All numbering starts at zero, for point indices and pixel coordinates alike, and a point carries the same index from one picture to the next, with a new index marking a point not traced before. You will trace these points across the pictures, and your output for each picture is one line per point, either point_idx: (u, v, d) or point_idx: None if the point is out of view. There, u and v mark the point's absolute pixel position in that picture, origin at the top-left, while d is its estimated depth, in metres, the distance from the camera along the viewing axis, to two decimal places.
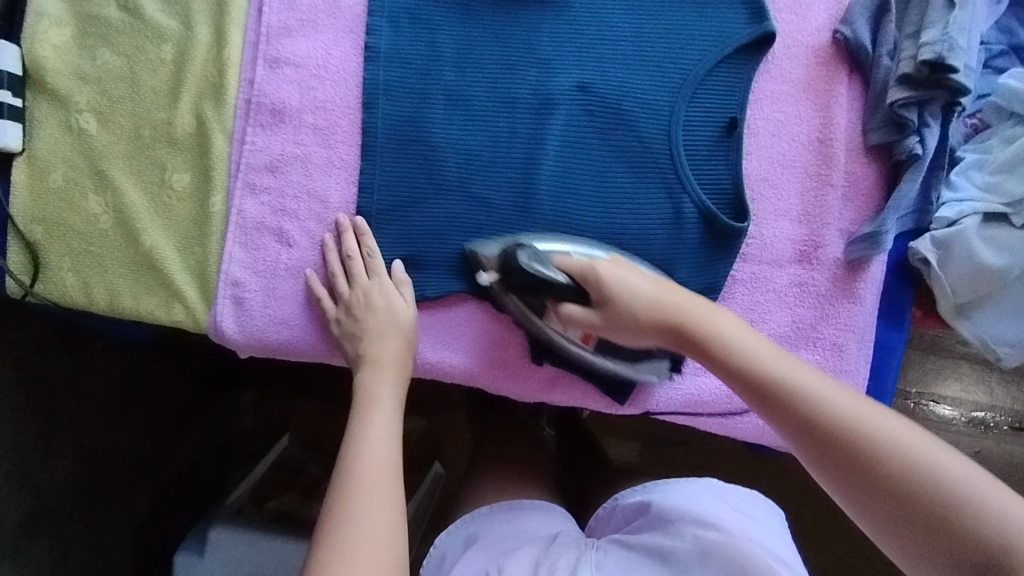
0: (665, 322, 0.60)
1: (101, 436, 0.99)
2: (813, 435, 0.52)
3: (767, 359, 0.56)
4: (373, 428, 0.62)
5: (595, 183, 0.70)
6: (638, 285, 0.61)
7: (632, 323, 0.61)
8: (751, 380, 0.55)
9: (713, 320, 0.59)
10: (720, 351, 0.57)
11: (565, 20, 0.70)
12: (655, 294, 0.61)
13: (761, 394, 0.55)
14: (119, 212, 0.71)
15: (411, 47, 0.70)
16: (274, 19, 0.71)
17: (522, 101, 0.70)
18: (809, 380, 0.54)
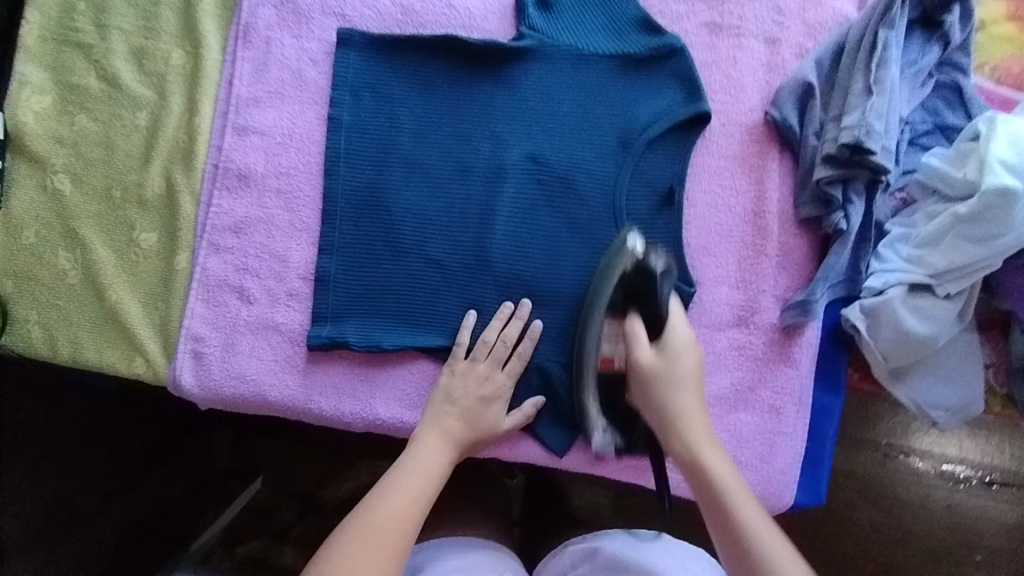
0: (666, 425, 0.65)
1: (72, 469, 1.04)
2: (733, 556, 0.56)
3: (732, 484, 0.60)
4: (409, 471, 0.61)
5: (544, 247, 0.73)
6: (678, 376, 0.66)
7: (648, 403, 0.66)
8: (714, 499, 0.59)
9: (708, 444, 0.63)
10: (696, 469, 0.62)
11: (516, 95, 0.74)
12: (676, 397, 0.65)
13: (712, 506, 0.59)
14: (88, 269, 0.74)
15: (370, 119, 0.74)
16: (244, 91, 0.75)
17: (475, 170, 0.74)
18: (763, 521, 0.57)
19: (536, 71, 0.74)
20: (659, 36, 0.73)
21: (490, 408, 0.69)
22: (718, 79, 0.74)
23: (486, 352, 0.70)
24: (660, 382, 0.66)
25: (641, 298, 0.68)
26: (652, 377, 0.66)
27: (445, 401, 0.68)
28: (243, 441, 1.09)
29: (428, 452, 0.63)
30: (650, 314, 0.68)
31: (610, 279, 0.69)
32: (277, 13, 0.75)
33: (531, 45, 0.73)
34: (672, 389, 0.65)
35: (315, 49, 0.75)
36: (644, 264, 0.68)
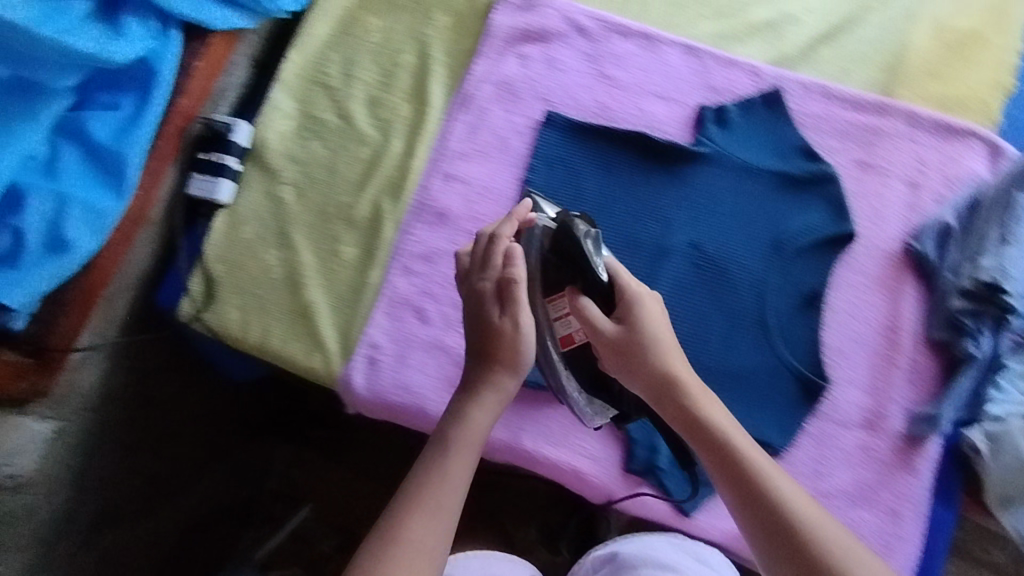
0: (661, 389, 0.64)
1: (170, 450, 0.96)
2: (751, 504, 0.59)
3: (736, 434, 0.62)
4: (445, 483, 0.58)
5: (695, 325, 0.82)
6: (654, 336, 0.65)
7: (631, 371, 0.65)
8: (720, 451, 0.61)
9: (703, 396, 0.64)
10: (702, 431, 0.62)
11: (687, 190, 0.85)
12: (671, 358, 0.65)
13: (722, 458, 0.61)
14: (292, 269, 0.85)
15: (560, 188, 0.86)
16: (457, 145, 0.87)
17: (643, 248, 0.84)
18: (774, 470, 0.60)
19: (707, 174, 0.85)
20: (816, 163, 0.85)
21: (490, 326, 0.63)
22: (865, 208, 0.84)
23: (475, 263, 0.67)
24: (645, 344, 0.65)
25: (576, 268, 0.67)
26: (626, 349, 0.65)
27: (477, 356, 0.64)
28: (300, 460, 1.12)
29: (465, 450, 0.60)
30: (592, 283, 0.67)
31: (536, 250, 0.70)
32: (495, 90, 0.89)
33: (706, 152, 0.85)
34: (663, 348, 0.65)
35: (522, 123, 0.88)
36: (567, 232, 0.67)
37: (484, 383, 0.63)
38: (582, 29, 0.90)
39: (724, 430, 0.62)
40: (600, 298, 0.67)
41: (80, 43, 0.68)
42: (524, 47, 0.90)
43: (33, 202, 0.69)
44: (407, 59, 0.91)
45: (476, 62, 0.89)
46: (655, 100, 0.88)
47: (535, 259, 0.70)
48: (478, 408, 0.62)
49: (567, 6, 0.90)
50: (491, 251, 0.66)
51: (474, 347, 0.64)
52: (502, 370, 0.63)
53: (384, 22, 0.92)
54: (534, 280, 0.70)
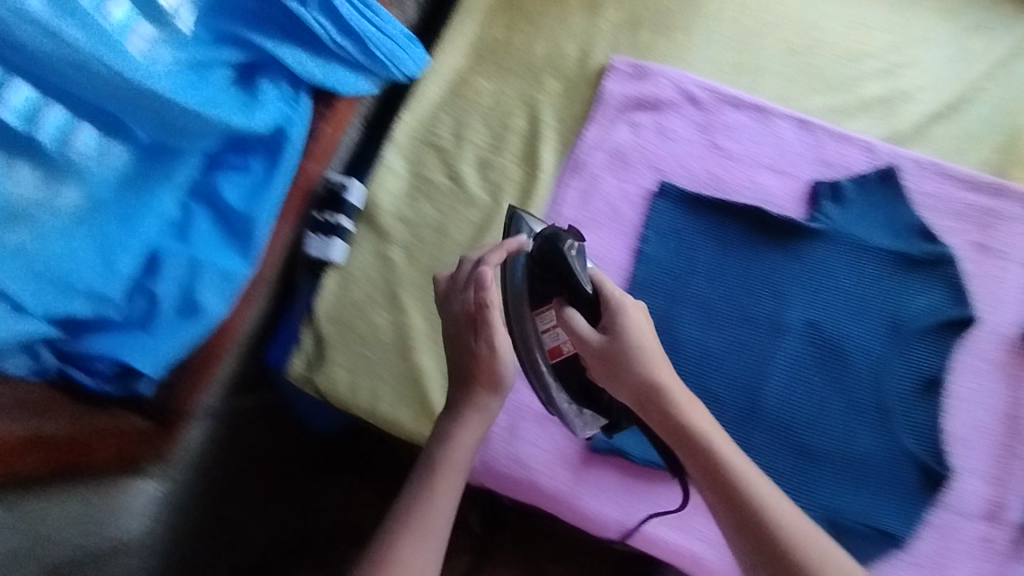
0: (646, 398, 0.63)
1: (228, 497, 0.87)
2: (742, 523, 0.58)
3: (727, 450, 0.61)
4: (431, 510, 0.61)
5: (811, 405, 0.81)
6: (638, 344, 0.64)
7: (616, 378, 0.65)
8: (709, 467, 0.61)
9: (688, 406, 0.63)
10: (689, 441, 0.62)
11: (803, 267, 0.84)
12: (657, 364, 0.64)
13: (712, 473, 0.61)
14: (401, 332, 0.84)
15: (673, 260, 0.85)
16: (568, 212, 0.87)
17: (758, 325, 0.83)
18: (759, 481, 0.60)
19: (822, 251, 0.85)
20: (934, 244, 0.84)
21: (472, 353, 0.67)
22: (983, 291, 0.83)
23: (456, 286, 0.69)
24: (632, 354, 0.64)
25: (557, 282, 0.67)
26: (609, 357, 0.64)
27: (460, 378, 0.68)
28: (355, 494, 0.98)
29: (451, 474, 0.63)
30: (578, 296, 0.66)
31: (521, 267, 0.72)
32: (607, 158, 0.89)
33: (822, 229, 0.85)
34: (649, 356, 0.63)
35: (634, 192, 0.88)
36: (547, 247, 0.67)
37: (466, 405, 0.66)
38: (695, 98, 0.89)
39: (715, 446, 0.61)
40: (585, 310, 0.66)
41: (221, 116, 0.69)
42: (636, 115, 0.90)
43: (168, 269, 0.70)
44: (518, 123, 0.91)
45: (588, 129, 0.89)
46: (768, 172, 0.88)
47: (519, 279, 0.71)
48: (462, 430, 0.65)
49: (680, 76, 0.90)
50: (472, 274, 0.68)
51: (461, 370, 0.68)
52: (484, 392, 0.66)
53: (494, 85, 0.92)
54: (521, 299, 0.71)
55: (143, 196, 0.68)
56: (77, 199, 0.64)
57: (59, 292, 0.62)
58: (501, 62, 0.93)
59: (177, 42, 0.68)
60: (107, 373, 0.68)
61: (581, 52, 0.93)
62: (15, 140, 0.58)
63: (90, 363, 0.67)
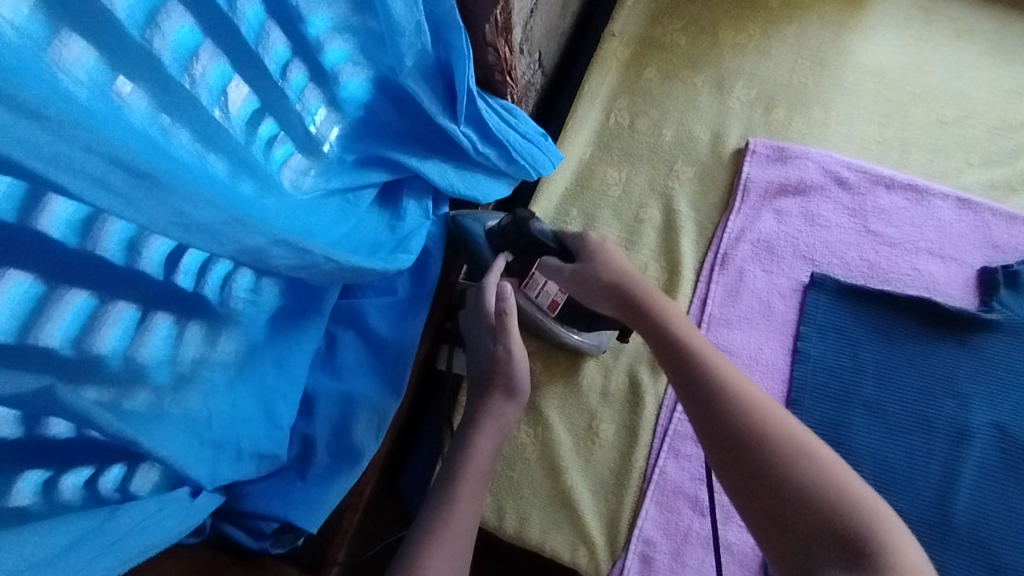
0: (619, 298, 0.65)
1: None
2: (698, 396, 0.56)
3: (693, 336, 0.61)
4: (457, 509, 0.56)
5: (1008, 518, 0.72)
6: (606, 257, 0.67)
7: (594, 294, 0.67)
8: (674, 351, 0.60)
9: (657, 297, 0.64)
10: (663, 338, 0.61)
11: (983, 363, 0.77)
12: (634, 274, 0.66)
13: (673, 354, 0.60)
14: (546, 447, 0.78)
15: (837, 359, 0.79)
16: (717, 310, 0.81)
17: (939, 428, 0.76)
18: (730, 371, 0.57)
19: (1003, 345, 0.78)
20: None
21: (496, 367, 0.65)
22: None
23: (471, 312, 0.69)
24: (602, 267, 0.66)
25: (533, 250, 0.72)
26: (586, 282, 0.67)
27: (478, 387, 0.66)
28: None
29: (473, 482, 0.58)
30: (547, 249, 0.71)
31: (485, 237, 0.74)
32: (753, 249, 0.83)
33: (1000, 319, 0.78)
34: (613, 262, 0.67)
35: (785, 284, 0.82)
36: (518, 224, 0.72)
37: (483, 413, 0.63)
38: (842, 180, 0.85)
39: (679, 331, 0.61)
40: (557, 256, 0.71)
41: (397, 265, 0.66)
42: (781, 201, 0.85)
43: (323, 414, 0.65)
44: (652, 214, 0.86)
45: (730, 218, 0.84)
46: (928, 257, 0.82)
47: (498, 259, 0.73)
48: (480, 436, 0.62)
49: (825, 157, 0.86)
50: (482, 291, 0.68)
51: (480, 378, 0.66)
52: (501, 399, 0.64)
53: (623, 174, 0.88)
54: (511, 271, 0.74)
55: (294, 335, 0.63)
56: (234, 347, 0.57)
57: (229, 456, 0.57)
58: (628, 149, 0.89)
59: (324, 170, 0.64)
60: (269, 532, 0.62)
61: (713, 135, 0.89)
62: (192, 304, 0.52)
63: (254, 522, 0.61)
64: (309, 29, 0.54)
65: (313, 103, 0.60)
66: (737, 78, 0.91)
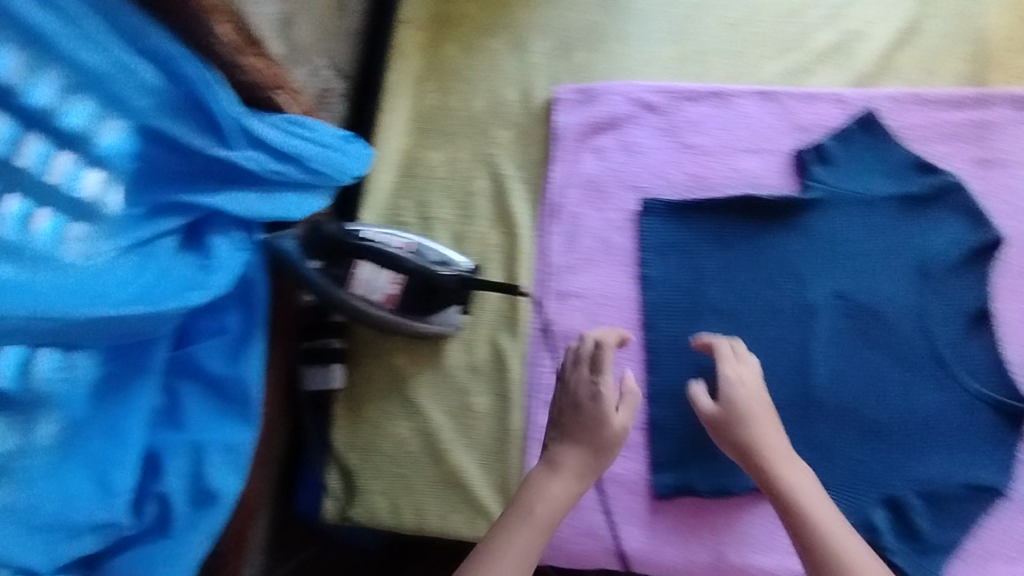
0: (746, 452, 0.68)
1: None
2: (811, 550, 0.62)
3: (804, 486, 0.65)
4: (511, 547, 0.63)
5: (865, 378, 0.77)
6: (744, 407, 0.69)
7: (726, 440, 0.69)
8: (788, 504, 0.64)
9: (781, 450, 0.67)
10: (778, 493, 0.65)
11: (814, 242, 0.80)
12: (767, 448, 0.67)
13: (787, 507, 0.65)
14: (426, 435, 0.80)
15: (681, 274, 0.81)
16: (560, 259, 0.83)
17: (786, 312, 0.79)
18: (863, 557, 0.61)
19: (828, 218, 0.81)
20: (935, 175, 0.81)
21: (602, 417, 0.70)
22: (1000, 207, 0.80)
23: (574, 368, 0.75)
24: (747, 413, 0.69)
25: (343, 253, 0.73)
26: (729, 428, 0.69)
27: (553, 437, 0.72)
28: None
29: (529, 527, 0.65)
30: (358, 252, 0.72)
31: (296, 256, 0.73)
32: (582, 192, 0.85)
33: (820, 196, 0.81)
34: (745, 413, 0.69)
35: (618, 218, 0.84)
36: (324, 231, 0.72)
37: (562, 455, 0.70)
38: (650, 105, 0.87)
39: (793, 485, 0.65)
40: (372, 256, 0.72)
41: (196, 300, 0.64)
42: (597, 139, 0.87)
43: (171, 469, 0.65)
44: (481, 185, 0.88)
45: (553, 168, 0.86)
46: (746, 155, 0.85)
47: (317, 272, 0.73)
48: (555, 480, 0.68)
49: (628, 87, 0.87)
50: (587, 360, 0.74)
51: (554, 428, 0.72)
52: (580, 449, 0.70)
53: (445, 153, 0.89)
54: (335, 278, 0.74)
55: (120, 399, 0.62)
56: (54, 428, 0.59)
57: (64, 535, 0.58)
58: (445, 128, 0.90)
59: (110, 232, 0.64)
60: None
61: (522, 93, 0.90)
62: None
63: None
64: (29, 101, 0.55)
65: (69, 173, 0.60)
66: (533, 31, 0.92)
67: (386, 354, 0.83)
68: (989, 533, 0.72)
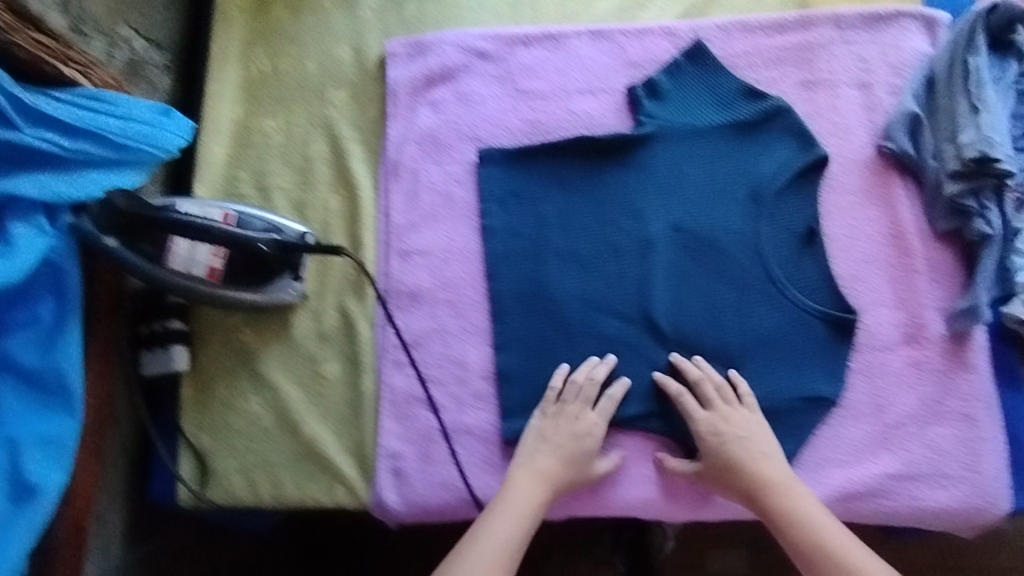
0: (748, 489, 0.71)
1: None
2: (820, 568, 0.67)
3: (808, 510, 0.69)
4: (488, 544, 0.67)
5: (705, 306, 0.78)
6: (736, 445, 0.72)
7: (724, 481, 0.72)
8: (795, 532, 0.68)
9: (780, 479, 0.71)
10: (784, 524, 0.69)
11: (649, 177, 0.81)
12: (768, 482, 0.71)
13: (794, 537, 0.68)
14: (278, 408, 0.79)
15: (522, 222, 0.81)
16: (402, 218, 0.82)
17: (625, 249, 0.80)
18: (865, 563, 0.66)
19: (661, 152, 0.81)
20: (763, 100, 0.81)
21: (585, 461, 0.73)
22: (826, 126, 0.81)
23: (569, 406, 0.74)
24: (741, 448, 0.72)
25: (152, 226, 0.71)
26: (721, 475, 0.72)
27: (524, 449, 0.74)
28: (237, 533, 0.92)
29: (499, 522, 0.68)
30: (170, 225, 0.71)
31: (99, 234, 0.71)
32: (419, 147, 0.83)
33: (652, 131, 0.81)
34: (739, 452, 0.72)
35: (458, 170, 0.83)
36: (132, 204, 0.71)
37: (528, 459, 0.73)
38: (481, 52, 0.85)
39: (800, 513, 0.69)
40: (184, 227, 0.71)
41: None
42: (432, 92, 0.85)
43: None
44: (318, 149, 0.85)
45: (389, 125, 0.84)
46: (580, 96, 0.84)
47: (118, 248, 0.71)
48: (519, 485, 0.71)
49: (458, 36, 0.85)
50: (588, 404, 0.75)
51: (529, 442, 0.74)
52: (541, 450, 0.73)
53: (280, 120, 0.86)
54: (147, 256, 0.72)
55: None
56: None
57: None
58: (277, 94, 0.87)
59: None
60: None
61: (354, 51, 0.87)
62: None
63: None
64: None
65: None
66: None
67: (231, 331, 0.81)
68: (826, 440, 0.75)
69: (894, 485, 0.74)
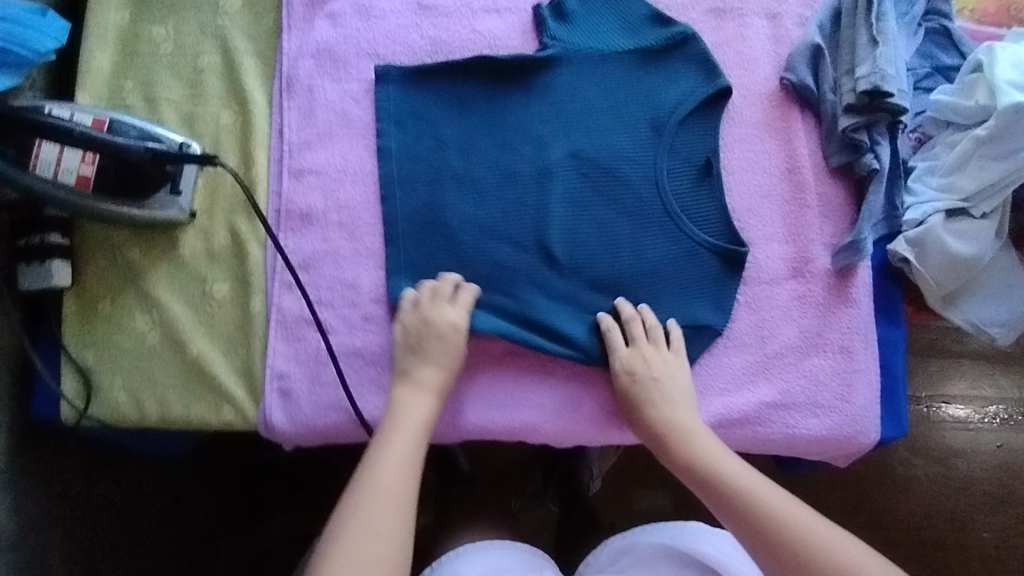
0: (654, 431, 0.72)
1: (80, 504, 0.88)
2: (720, 499, 0.67)
3: (707, 445, 0.71)
4: (382, 464, 0.66)
5: (599, 235, 0.77)
6: (648, 385, 0.73)
7: (636, 423, 0.74)
8: (697, 470, 0.69)
9: (679, 417, 0.72)
10: (685, 463, 0.70)
11: (550, 101, 0.79)
12: (673, 422, 0.72)
13: (697, 474, 0.69)
14: (164, 327, 0.77)
15: (419, 144, 0.79)
16: (296, 136, 0.79)
17: (523, 175, 0.78)
18: (763, 484, 0.66)
19: (564, 76, 0.79)
20: (671, 27, 0.80)
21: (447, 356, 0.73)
22: (731, 57, 0.80)
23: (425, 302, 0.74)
24: (650, 386, 0.73)
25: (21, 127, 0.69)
26: (632, 413, 0.74)
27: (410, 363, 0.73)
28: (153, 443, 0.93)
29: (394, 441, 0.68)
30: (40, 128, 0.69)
31: None
32: (315, 62, 0.80)
33: (557, 53, 0.79)
34: (644, 393, 0.73)
35: (356, 88, 0.80)
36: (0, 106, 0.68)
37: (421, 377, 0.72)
38: None
39: (698, 449, 0.70)
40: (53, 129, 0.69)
41: None
42: (331, 5, 0.81)
43: None
44: (210, 60, 0.81)
45: (284, 39, 0.80)
46: (485, 15, 0.81)
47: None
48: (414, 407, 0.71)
49: None
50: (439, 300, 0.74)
51: (419, 361, 0.72)
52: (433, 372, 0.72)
53: (170, 28, 0.81)
54: (14, 161, 0.69)
55: None
56: None
57: None
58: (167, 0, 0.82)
59: None
60: None
61: None
62: None
63: None
64: None
65: None
66: None
67: (117, 248, 0.78)
68: (708, 370, 0.77)
69: (773, 412, 0.76)
